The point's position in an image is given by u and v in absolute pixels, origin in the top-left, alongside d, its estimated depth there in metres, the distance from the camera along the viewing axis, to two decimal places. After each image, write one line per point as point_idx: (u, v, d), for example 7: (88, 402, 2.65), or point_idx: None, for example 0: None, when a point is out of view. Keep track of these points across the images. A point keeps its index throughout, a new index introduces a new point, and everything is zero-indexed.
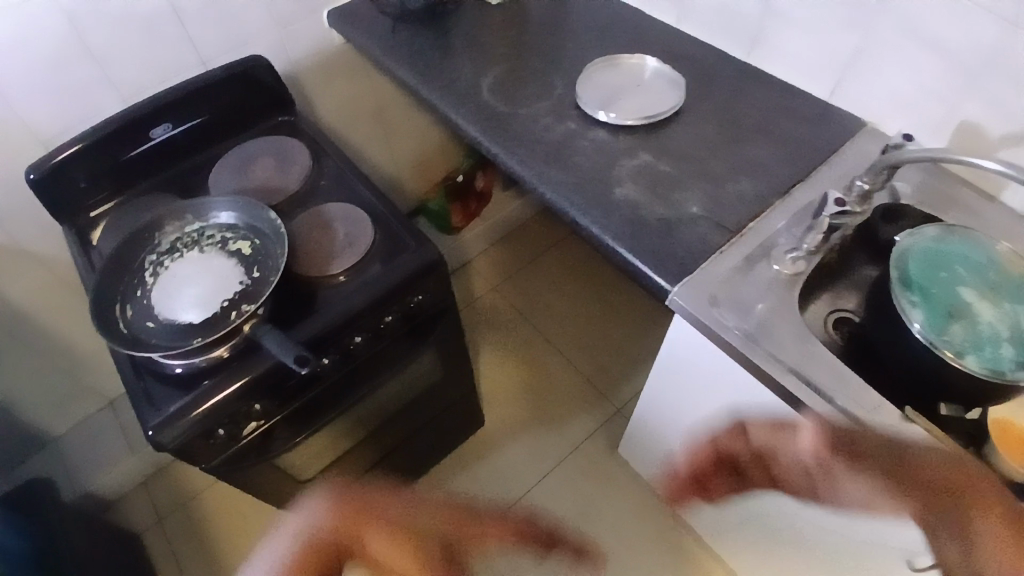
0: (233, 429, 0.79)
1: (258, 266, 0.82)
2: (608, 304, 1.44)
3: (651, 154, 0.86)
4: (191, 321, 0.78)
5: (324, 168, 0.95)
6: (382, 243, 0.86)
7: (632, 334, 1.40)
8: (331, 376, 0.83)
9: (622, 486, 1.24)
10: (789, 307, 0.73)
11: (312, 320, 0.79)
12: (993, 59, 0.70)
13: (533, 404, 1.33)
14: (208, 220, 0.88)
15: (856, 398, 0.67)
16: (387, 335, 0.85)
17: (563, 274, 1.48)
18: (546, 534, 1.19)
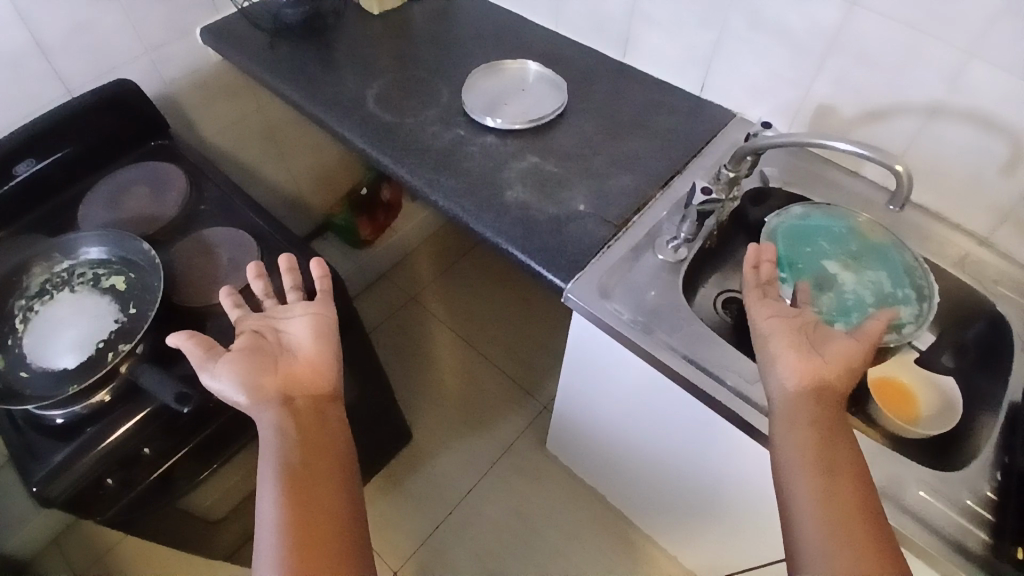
0: (126, 477, 0.75)
1: (136, 300, 0.77)
2: (525, 302, 1.45)
3: (538, 156, 0.87)
4: (66, 366, 0.73)
5: (205, 192, 0.91)
6: (272, 265, 0.83)
7: (552, 330, 1.42)
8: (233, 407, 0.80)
9: (556, 481, 1.25)
10: (676, 293, 0.75)
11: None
12: (838, 46, 0.75)
13: (460, 410, 1.32)
14: (79, 257, 0.83)
15: (743, 373, 0.70)
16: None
17: (480, 278, 1.49)
18: (485, 538, 1.19)
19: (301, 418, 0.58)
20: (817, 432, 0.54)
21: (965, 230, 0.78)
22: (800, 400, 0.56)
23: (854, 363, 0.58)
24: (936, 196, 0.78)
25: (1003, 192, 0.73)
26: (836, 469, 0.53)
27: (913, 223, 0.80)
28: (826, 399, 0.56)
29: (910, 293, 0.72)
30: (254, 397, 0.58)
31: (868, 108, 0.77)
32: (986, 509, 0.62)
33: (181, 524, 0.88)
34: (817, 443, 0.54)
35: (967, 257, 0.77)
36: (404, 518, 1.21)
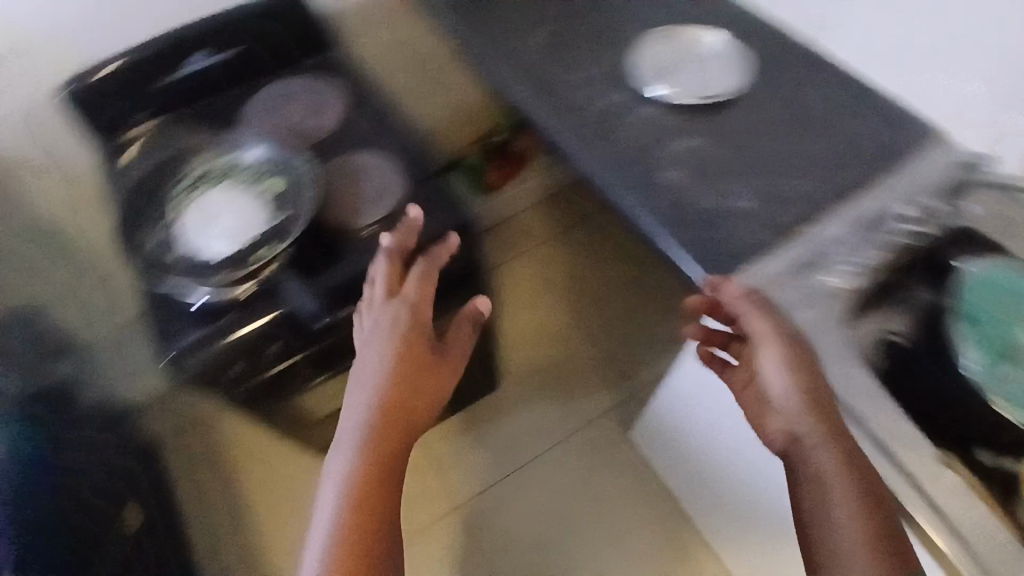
0: (247, 370, 0.80)
1: (281, 210, 0.81)
2: (639, 283, 1.40)
3: (701, 138, 0.80)
4: (211, 258, 0.78)
5: (358, 111, 0.91)
6: (410, 198, 0.82)
7: (661, 318, 1.36)
8: (352, 326, 0.82)
9: (629, 470, 1.23)
10: (832, 323, 0.68)
11: (337, 270, 0.78)
12: None
13: (550, 376, 1.31)
14: (234, 157, 0.86)
15: (888, 430, 0.63)
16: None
17: (597, 247, 1.44)
18: (547, 505, 1.21)
19: (403, 413, 0.60)
20: (816, 464, 0.58)
21: None
22: (794, 435, 0.61)
23: (798, 367, 0.62)
24: None
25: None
26: (872, 525, 0.54)
27: None
28: (810, 425, 0.59)
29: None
30: (376, 369, 0.61)
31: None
32: None
33: (285, 417, 0.95)
34: (811, 466, 0.58)
35: None
36: (474, 464, 1.24)
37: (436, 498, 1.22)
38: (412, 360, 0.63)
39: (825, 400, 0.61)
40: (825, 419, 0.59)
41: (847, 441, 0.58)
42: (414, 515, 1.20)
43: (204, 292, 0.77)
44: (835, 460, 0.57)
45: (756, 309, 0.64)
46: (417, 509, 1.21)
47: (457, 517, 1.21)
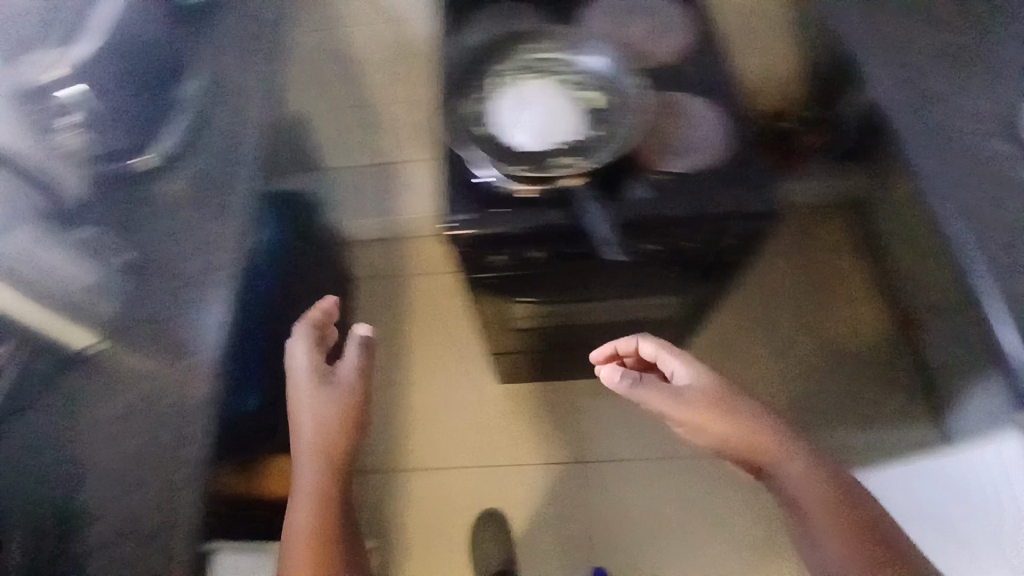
0: (503, 259, 0.83)
1: (597, 125, 0.78)
2: (857, 340, 1.35)
3: None
4: (514, 145, 0.78)
5: (698, 51, 0.85)
6: (728, 163, 0.76)
7: (868, 384, 1.31)
8: (609, 261, 0.80)
9: (757, 502, 1.27)
10: None
11: (626, 205, 0.74)
12: None
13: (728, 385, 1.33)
14: (566, 55, 0.83)
15: None
16: (676, 254, 0.80)
17: (827, 287, 1.40)
18: (665, 498, 1.28)
19: (336, 451, 0.74)
20: (790, 484, 0.78)
21: None
22: (744, 457, 0.80)
23: (708, 392, 0.82)
24: None
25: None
26: (846, 528, 0.74)
27: None
28: (738, 454, 0.79)
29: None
30: (310, 431, 0.75)
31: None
32: None
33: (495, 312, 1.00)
34: (782, 475, 0.78)
35: None
36: (614, 431, 1.35)
37: (570, 439, 1.35)
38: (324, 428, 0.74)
39: (724, 396, 0.81)
40: (746, 435, 0.78)
41: (789, 441, 0.79)
42: (552, 440, 1.35)
43: (493, 173, 0.78)
44: (807, 480, 0.77)
45: (652, 389, 0.82)
46: (554, 437, 1.35)
47: (580, 468, 1.32)
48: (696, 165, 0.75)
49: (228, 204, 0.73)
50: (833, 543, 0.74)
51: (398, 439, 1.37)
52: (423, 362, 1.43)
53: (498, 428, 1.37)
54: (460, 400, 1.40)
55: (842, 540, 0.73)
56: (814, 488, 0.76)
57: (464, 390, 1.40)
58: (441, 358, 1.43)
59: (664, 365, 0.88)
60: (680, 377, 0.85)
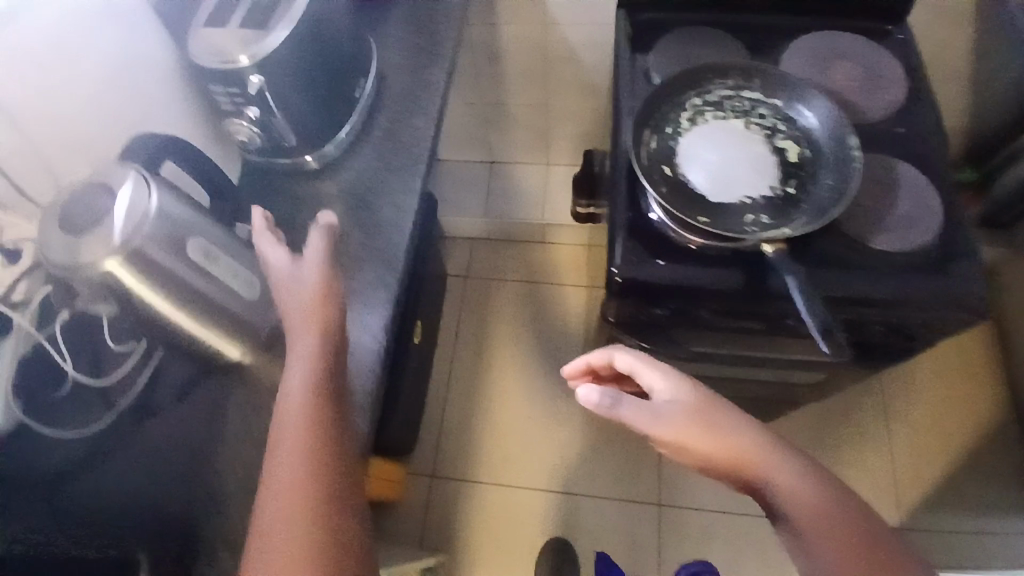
0: (659, 313, 0.76)
1: (797, 184, 0.71)
2: (972, 432, 1.27)
3: None
4: (702, 192, 0.71)
5: (911, 114, 0.78)
6: (935, 246, 0.70)
7: (978, 481, 1.24)
8: (778, 329, 0.75)
9: None
10: None
11: (822, 277, 0.68)
12: None
13: (826, 446, 1.28)
14: (767, 97, 0.76)
15: None
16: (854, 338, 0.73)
17: (947, 368, 1.32)
18: (743, 561, 1.21)
19: (319, 369, 0.53)
20: (793, 509, 0.55)
21: None
22: (734, 480, 0.59)
23: (694, 410, 0.60)
24: None
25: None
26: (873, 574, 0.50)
27: None
28: (715, 470, 0.59)
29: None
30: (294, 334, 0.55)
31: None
32: None
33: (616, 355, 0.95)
34: (774, 493, 0.56)
35: None
36: (696, 477, 1.28)
37: (648, 479, 1.28)
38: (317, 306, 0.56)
39: (710, 409, 0.60)
40: (730, 449, 0.58)
41: (777, 448, 0.59)
42: (630, 475, 1.29)
43: (663, 216, 0.72)
44: (815, 492, 0.55)
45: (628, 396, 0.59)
46: (632, 472, 1.29)
47: (655, 509, 1.26)
48: (902, 247, 0.69)
49: (385, 221, 0.70)
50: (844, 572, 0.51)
51: (467, 446, 1.33)
52: (505, 371, 1.39)
53: (575, 454, 1.32)
54: (539, 420, 1.35)
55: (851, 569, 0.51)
56: (818, 504, 0.55)
57: (544, 411, 1.35)
58: (527, 372, 1.39)
59: (641, 382, 0.65)
60: (658, 395, 0.62)
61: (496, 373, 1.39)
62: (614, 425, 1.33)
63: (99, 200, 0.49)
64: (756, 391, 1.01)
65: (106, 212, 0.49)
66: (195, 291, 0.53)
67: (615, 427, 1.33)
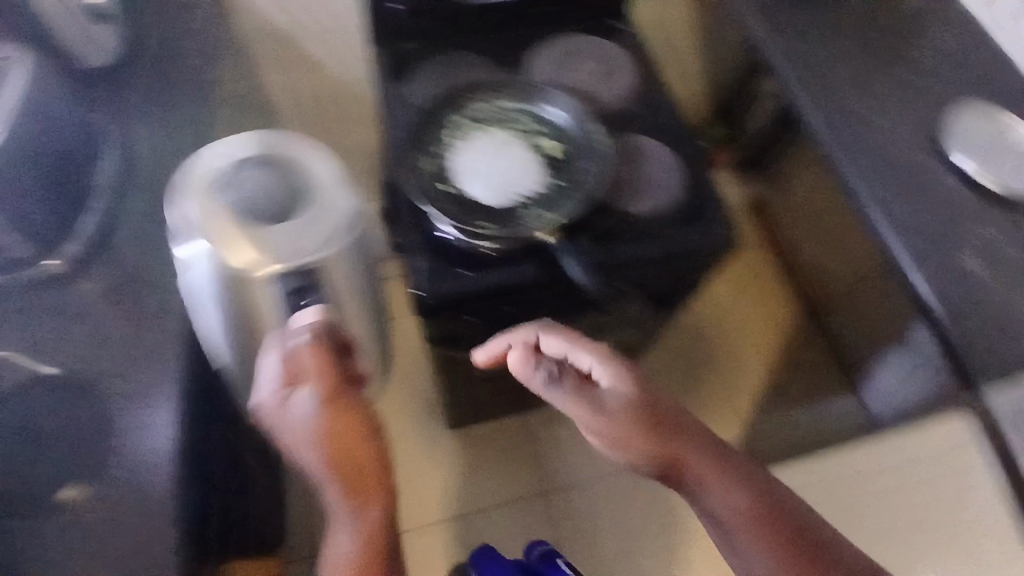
0: (472, 319, 0.79)
1: (563, 174, 0.78)
2: None
3: (997, 231, 0.80)
4: (482, 200, 0.76)
5: (645, 93, 0.90)
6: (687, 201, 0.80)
7: None
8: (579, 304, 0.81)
9: None
10: None
11: (605, 249, 0.76)
12: None
13: None
14: (522, 102, 0.82)
15: None
16: (650, 291, 0.82)
17: None
18: (631, 519, 1.30)
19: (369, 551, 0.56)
20: (713, 503, 0.62)
21: None
22: (664, 472, 0.64)
23: (637, 405, 0.64)
24: None
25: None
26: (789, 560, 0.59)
27: None
28: (651, 468, 0.63)
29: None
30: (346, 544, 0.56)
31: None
32: None
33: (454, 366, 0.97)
34: (704, 493, 0.63)
35: None
36: (570, 457, 1.34)
37: (529, 473, 1.32)
38: (337, 439, 0.57)
39: (653, 408, 0.64)
40: (671, 449, 0.63)
41: (711, 450, 0.64)
42: (512, 477, 1.32)
43: (452, 228, 0.73)
44: (742, 495, 0.62)
45: (566, 383, 0.65)
46: (514, 474, 1.32)
47: (542, 500, 1.30)
48: (663, 204, 0.79)
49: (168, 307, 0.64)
50: (761, 558, 0.59)
51: None
52: None
53: (455, 476, 1.31)
54: (413, 455, 1.32)
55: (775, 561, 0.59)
56: (742, 501, 0.62)
57: (413, 444, 1.33)
58: (387, 412, 1.35)
59: (576, 364, 0.67)
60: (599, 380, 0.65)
61: None
62: (485, 433, 1.36)
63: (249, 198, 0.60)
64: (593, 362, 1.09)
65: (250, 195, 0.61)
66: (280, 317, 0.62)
67: (487, 435, 1.35)
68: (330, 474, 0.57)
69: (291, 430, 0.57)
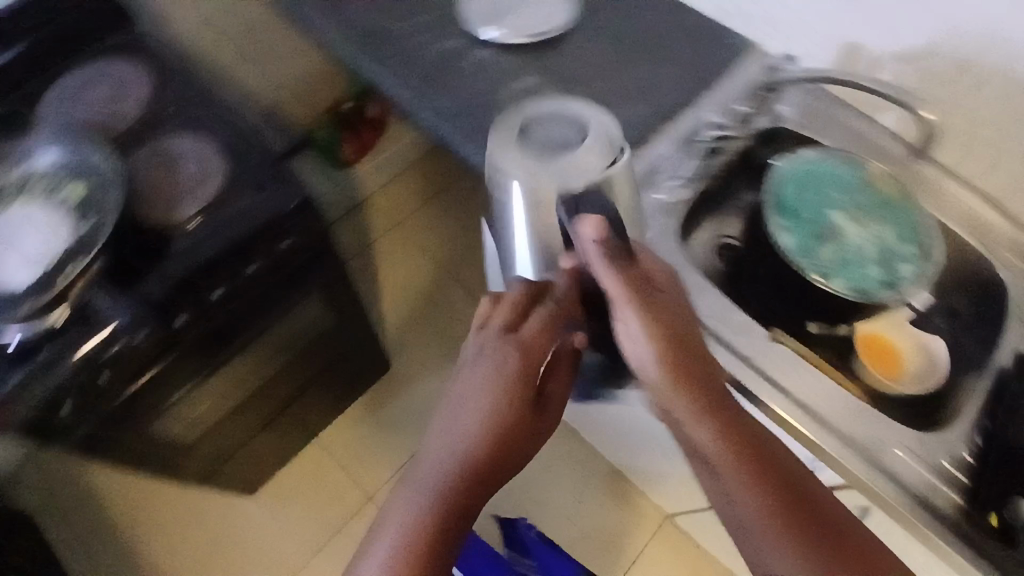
0: (90, 401, 0.71)
1: (91, 212, 0.72)
2: None
3: (537, 77, 0.82)
4: (17, 282, 0.68)
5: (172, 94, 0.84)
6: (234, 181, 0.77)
7: None
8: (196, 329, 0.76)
9: None
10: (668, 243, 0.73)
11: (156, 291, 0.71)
12: None
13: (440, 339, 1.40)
14: (28, 167, 0.77)
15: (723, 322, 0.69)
16: (246, 292, 0.78)
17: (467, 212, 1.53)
18: None
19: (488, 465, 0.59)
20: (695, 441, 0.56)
21: (979, 188, 0.79)
22: (696, 411, 0.56)
23: (669, 349, 0.57)
24: (955, 148, 0.79)
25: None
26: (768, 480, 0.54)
27: (926, 172, 0.79)
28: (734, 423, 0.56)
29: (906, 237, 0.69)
30: (471, 433, 0.59)
31: (889, 47, 0.77)
32: (962, 472, 0.65)
33: (155, 448, 0.92)
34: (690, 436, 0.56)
35: (988, 223, 0.77)
36: (381, 452, 1.31)
37: (350, 491, 1.28)
38: (512, 434, 0.59)
39: (686, 343, 0.57)
40: (713, 388, 0.57)
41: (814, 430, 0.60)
42: (337, 502, 1.27)
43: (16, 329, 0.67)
44: (713, 432, 0.55)
45: (623, 275, 0.57)
46: (337, 499, 1.27)
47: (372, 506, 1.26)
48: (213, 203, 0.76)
49: None
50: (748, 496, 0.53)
51: None
52: (164, 538, 1.24)
53: (281, 536, 1.24)
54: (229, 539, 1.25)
55: (754, 497, 0.53)
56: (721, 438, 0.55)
57: (225, 531, 1.25)
58: (186, 515, 1.26)
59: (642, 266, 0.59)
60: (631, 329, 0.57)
61: (156, 546, 1.23)
62: (291, 479, 1.29)
63: (567, 130, 0.63)
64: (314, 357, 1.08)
65: (552, 120, 0.63)
66: (599, 174, 0.60)
67: (293, 480, 1.29)
68: (437, 499, 0.56)
69: (463, 423, 0.59)
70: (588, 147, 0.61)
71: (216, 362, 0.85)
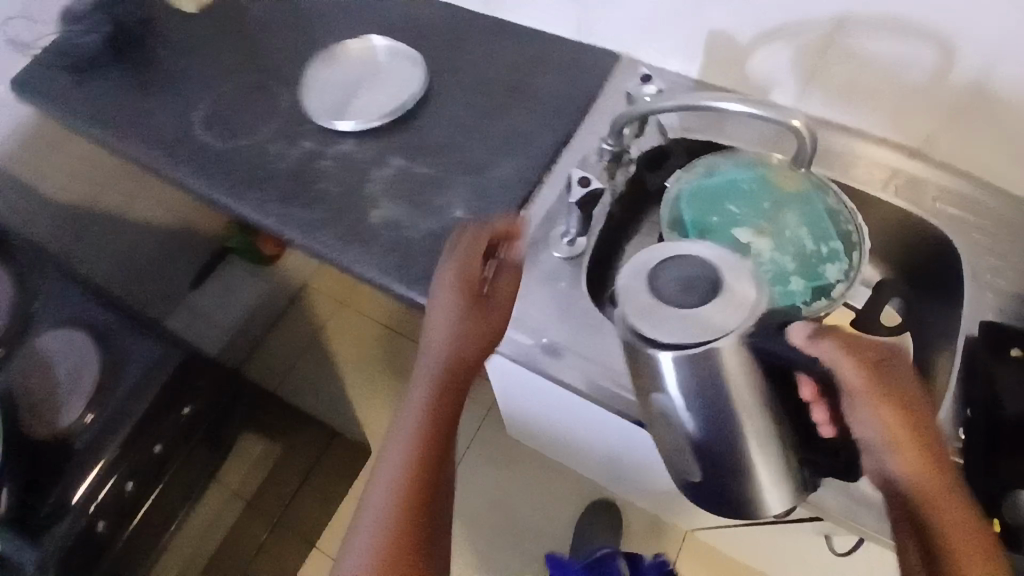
0: None
1: None
2: None
3: (403, 157, 0.75)
4: None
5: (39, 283, 0.80)
6: (112, 367, 0.75)
7: None
8: (123, 526, 0.74)
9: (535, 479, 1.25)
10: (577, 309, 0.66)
11: (62, 508, 0.69)
12: None
13: None
14: None
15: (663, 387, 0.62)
16: (159, 471, 0.77)
17: None
18: None
19: (461, 367, 0.53)
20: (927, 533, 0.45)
21: (893, 146, 0.74)
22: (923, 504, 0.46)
23: (904, 431, 0.46)
24: (856, 112, 0.73)
25: (973, 57, 0.62)
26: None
27: (832, 144, 0.75)
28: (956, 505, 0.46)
29: (815, 233, 0.65)
30: (439, 331, 0.53)
31: (757, 29, 0.71)
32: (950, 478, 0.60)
33: None
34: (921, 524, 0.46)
35: (910, 180, 0.73)
36: None
37: None
38: (478, 332, 0.54)
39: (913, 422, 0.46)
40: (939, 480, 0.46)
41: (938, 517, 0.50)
42: None
43: None
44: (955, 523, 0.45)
45: (845, 346, 0.45)
46: None
47: None
48: (98, 395, 0.74)
49: None
50: None
51: None
52: None
53: None
54: None
55: None
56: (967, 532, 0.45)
57: None
58: None
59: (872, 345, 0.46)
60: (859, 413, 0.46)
61: None
62: None
63: (694, 272, 0.47)
64: (276, 487, 1.05)
65: (660, 288, 0.47)
66: (752, 304, 0.46)
67: None
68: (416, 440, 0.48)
69: (429, 339, 0.53)
70: (731, 284, 0.46)
71: (156, 547, 0.83)
